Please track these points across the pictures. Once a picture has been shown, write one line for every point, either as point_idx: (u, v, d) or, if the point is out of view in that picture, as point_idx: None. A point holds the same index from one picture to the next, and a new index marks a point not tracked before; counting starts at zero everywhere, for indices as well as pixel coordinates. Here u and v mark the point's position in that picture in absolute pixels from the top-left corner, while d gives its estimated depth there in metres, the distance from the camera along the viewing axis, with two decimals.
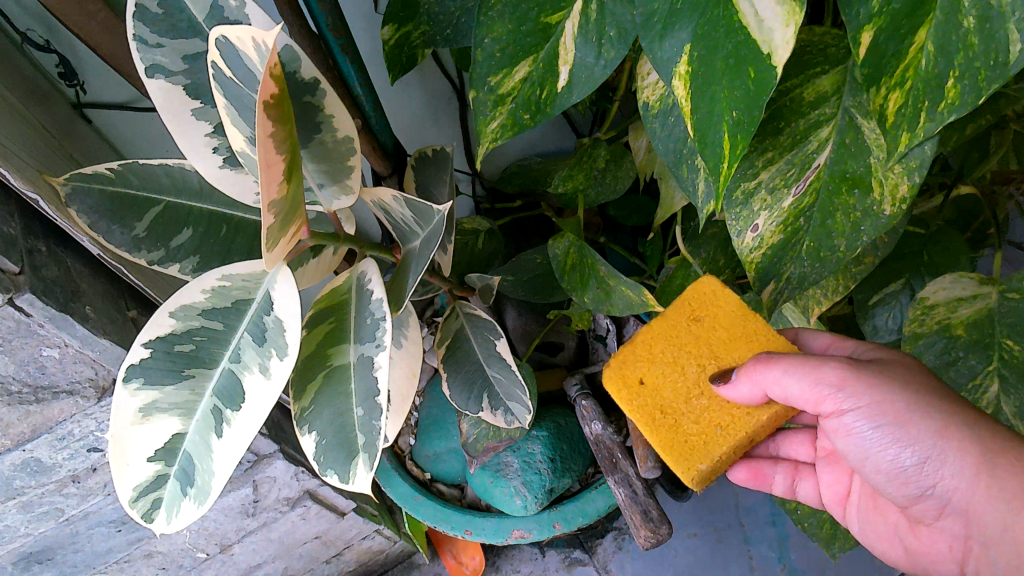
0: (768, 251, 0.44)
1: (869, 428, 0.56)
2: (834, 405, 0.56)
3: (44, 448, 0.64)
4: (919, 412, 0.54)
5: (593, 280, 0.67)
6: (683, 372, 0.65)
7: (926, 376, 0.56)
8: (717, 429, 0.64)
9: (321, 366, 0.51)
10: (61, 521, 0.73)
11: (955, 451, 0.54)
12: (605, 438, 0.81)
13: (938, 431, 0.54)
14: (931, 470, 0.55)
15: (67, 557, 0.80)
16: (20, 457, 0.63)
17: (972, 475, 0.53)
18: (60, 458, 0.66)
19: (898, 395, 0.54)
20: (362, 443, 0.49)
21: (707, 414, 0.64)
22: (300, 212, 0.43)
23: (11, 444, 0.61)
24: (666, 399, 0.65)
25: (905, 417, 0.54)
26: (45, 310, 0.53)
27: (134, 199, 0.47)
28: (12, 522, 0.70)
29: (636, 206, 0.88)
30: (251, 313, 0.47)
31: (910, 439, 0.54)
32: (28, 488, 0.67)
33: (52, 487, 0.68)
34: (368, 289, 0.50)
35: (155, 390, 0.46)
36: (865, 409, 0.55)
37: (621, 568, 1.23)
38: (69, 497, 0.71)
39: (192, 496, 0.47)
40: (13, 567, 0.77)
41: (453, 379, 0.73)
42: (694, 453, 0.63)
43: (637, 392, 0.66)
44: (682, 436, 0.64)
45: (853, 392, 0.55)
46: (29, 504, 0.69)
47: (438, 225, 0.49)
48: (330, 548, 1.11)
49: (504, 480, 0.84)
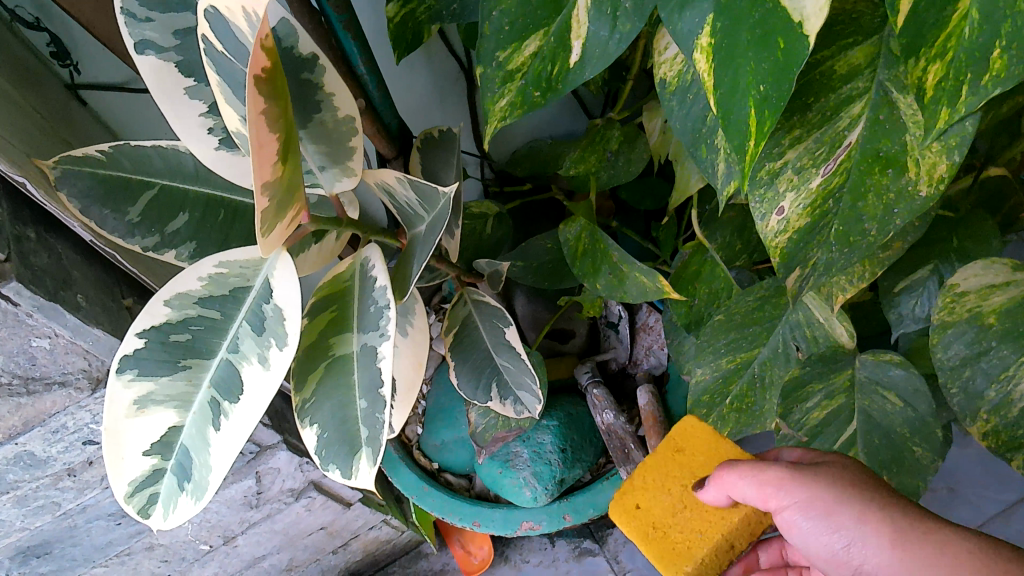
0: (793, 235, 0.41)
1: (803, 521, 0.53)
2: (776, 502, 0.54)
3: (37, 441, 0.62)
4: (844, 500, 0.52)
5: (605, 266, 0.64)
6: (668, 491, 0.63)
7: (862, 476, 0.54)
8: (698, 536, 0.61)
9: (327, 356, 0.49)
10: (58, 515, 0.72)
11: (875, 535, 0.50)
12: (617, 428, 0.80)
13: (860, 517, 0.51)
14: (857, 560, 0.51)
15: (66, 551, 0.78)
16: (13, 450, 0.62)
17: (892, 564, 0.49)
18: (55, 451, 0.64)
19: (825, 489, 0.53)
20: (365, 437, 0.46)
21: (691, 523, 0.61)
22: (297, 196, 0.41)
23: (3, 437, 0.60)
24: (656, 516, 0.63)
25: (831, 506, 0.52)
26: (33, 299, 0.51)
27: (126, 182, 0.47)
28: (8, 516, 0.69)
29: (649, 189, 0.85)
30: (249, 302, 0.46)
31: (835, 525, 0.52)
32: (23, 481, 0.66)
33: (47, 481, 0.67)
34: (372, 277, 0.48)
35: (150, 381, 0.44)
36: (799, 506, 0.53)
37: (632, 559, 1.17)
38: (65, 491, 0.69)
39: (189, 492, 0.45)
40: (11, 561, 0.76)
41: (461, 368, 0.71)
42: (680, 557, 0.60)
43: (632, 516, 0.63)
44: (670, 543, 0.61)
45: (788, 491, 0.54)
46: (24, 498, 0.67)
47: (444, 209, 0.46)
48: (336, 539, 1.09)
49: (513, 471, 0.82)
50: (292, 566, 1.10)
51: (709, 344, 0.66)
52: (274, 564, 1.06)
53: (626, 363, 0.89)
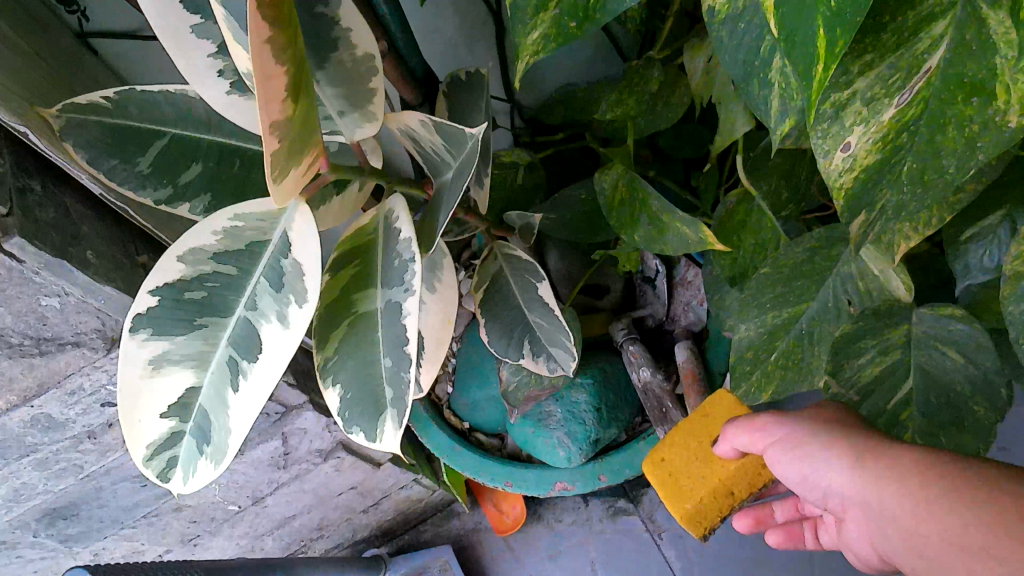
0: (860, 176, 0.37)
1: (787, 455, 0.55)
2: (766, 444, 0.57)
3: (54, 403, 0.61)
4: (818, 431, 0.53)
5: (644, 216, 0.60)
6: (687, 445, 0.70)
7: (846, 419, 0.55)
8: (702, 480, 0.69)
9: (350, 313, 0.46)
10: (82, 477, 0.71)
11: (843, 453, 0.50)
12: (653, 386, 0.77)
13: (830, 441, 0.51)
14: (826, 480, 0.51)
15: (92, 513, 0.77)
16: (29, 413, 0.60)
17: (857, 478, 0.48)
18: (73, 413, 0.63)
19: (804, 423, 0.54)
20: (390, 398, 0.43)
21: (701, 471, 0.69)
22: (313, 140, 0.37)
23: (18, 399, 0.58)
24: (673, 464, 0.71)
25: (805, 437, 0.53)
26: (38, 256, 0.49)
27: (134, 130, 0.44)
28: (31, 479, 0.68)
29: (688, 136, 0.80)
30: (268, 257, 0.43)
31: (810, 453, 0.52)
32: (43, 444, 0.64)
33: (68, 444, 0.66)
34: (396, 228, 0.45)
35: (165, 341, 0.42)
36: (783, 441, 0.55)
37: (667, 518, 1.14)
38: (88, 453, 0.68)
39: (209, 455, 0.43)
40: (38, 523, 0.75)
41: (492, 326, 0.68)
42: (681, 496, 0.69)
43: (657, 464, 0.71)
44: (677, 485, 0.70)
45: (775, 428, 0.56)
46: (46, 461, 0.66)
47: (471, 153, 0.43)
48: (367, 498, 1.09)
49: (547, 430, 0.80)
50: (323, 524, 1.10)
51: (754, 300, 0.61)
52: (305, 523, 1.06)
53: (663, 319, 0.85)
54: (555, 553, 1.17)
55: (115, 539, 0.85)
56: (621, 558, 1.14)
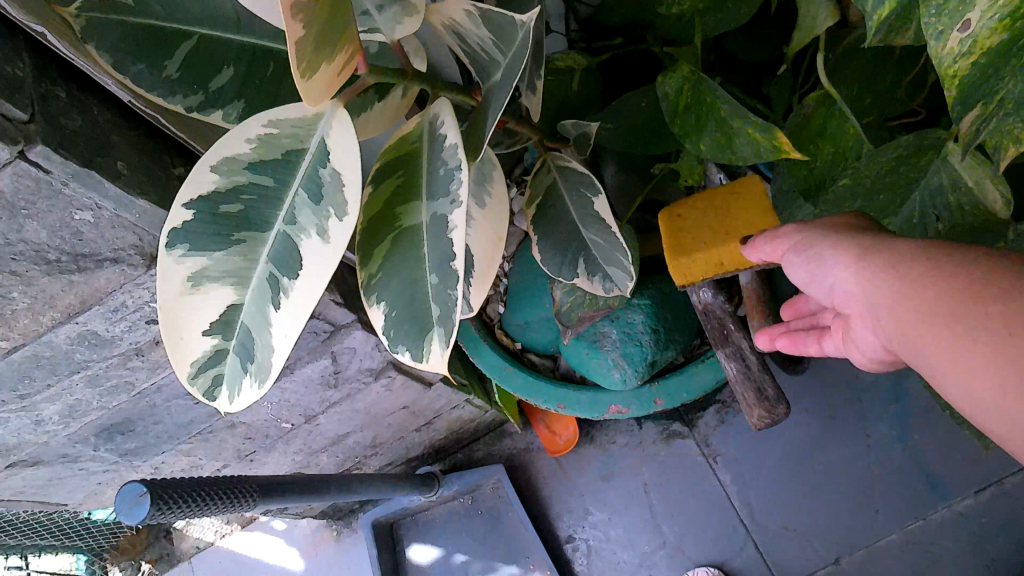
0: (979, 60, 0.31)
1: (798, 263, 0.51)
2: (782, 251, 0.53)
3: (98, 320, 0.61)
4: (825, 232, 0.48)
5: (712, 122, 0.55)
6: (702, 219, 0.69)
7: (858, 217, 0.49)
8: (704, 249, 0.68)
9: (394, 228, 0.43)
10: (135, 393, 0.72)
11: (837, 253, 0.46)
12: (715, 308, 0.72)
13: (835, 238, 0.47)
14: (831, 281, 0.47)
15: (148, 428, 0.79)
16: (76, 330, 0.60)
17: (856, 281, 0.44)
18: (119, 331, 0.63)
19: (815, 226, 0.49)
20: (437, 316, 0.41)
21: (706, 240, 0.68)
22: (348, 34, 0.34)
23: (63, 316, 0.58)
24: (682, 227, 0.70)
25: (814, 239, 0.49)
26: (65, 166, 0.48)
27: (160, 31, 0.41)
28: (85, 395, 0.69)
29: (760, 37, 0.73)
30: (306, 167, 0.41)
31: (816, 253, 0.48)
32: (92, 361, 0.65)
33: (117, 361, 0.66)
34: (441, 135, 0.41)
35: (203, 257, 0.40)
36: (796, 247, 0.51)
37: (724, 443, 1.11)
38: (137, 370, 0.69)
39: (252, 375, 0.42)
40: (97, 438, 0.77)
41: (545, 243, 0.65)
42: (676, 249, 0.70)
43: (671, 216, 0.71)
44: (680, 241, 0.70)
45: (788, 236, 0.52)
46: (97, 377, 0.67)
47: (523, 48, 0.38)
48: (419, 417, 1.10)
49: (601, 352, 0.77)
50: (376, 442, 1.12)
51: (828, 217, 0.57)
52: (358, 441, 1.08)
53: None
54: (608, 474, 1.17)
55: (173, 454, 0.87)
56: (673, 481, 1.13)
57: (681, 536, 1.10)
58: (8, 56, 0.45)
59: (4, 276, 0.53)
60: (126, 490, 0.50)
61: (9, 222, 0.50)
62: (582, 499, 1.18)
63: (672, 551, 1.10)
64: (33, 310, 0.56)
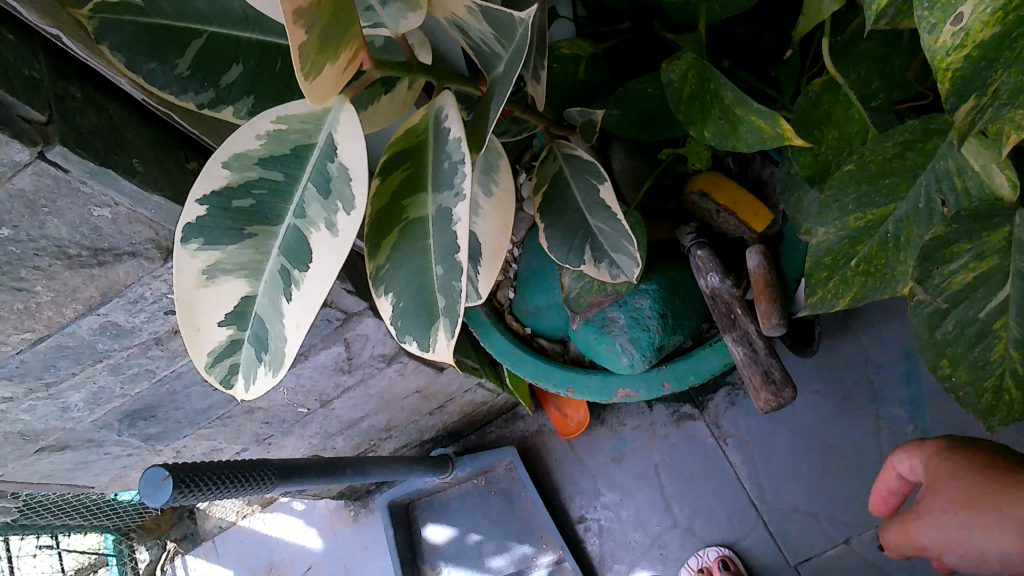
0: (973, 53, 0.31)
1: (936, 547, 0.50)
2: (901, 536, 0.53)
3: (118, 311, 0.63)
4: (941, 485, 0.50)
5: (717, 110, 0.55)
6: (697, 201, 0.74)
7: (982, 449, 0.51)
8: None
9: (400, 221, 0.44)
10: (155, 381, 0.74)
11: (977, 518, 0.45)
12: (722, 292, 0.73)
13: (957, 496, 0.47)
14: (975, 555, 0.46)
15: (169, 414, 0.81)
16: (97, 321, 0.62)
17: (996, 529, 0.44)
18: (138, 321, 0.65)
19: (948, 475, 0.50)
20: (442, 306, 0.42)
21: None
22: (350, 33, 0.35)
23: (84, 308, 0.60)
24: None
25: (935, 496, 0.49)
26: (83, 165, 0.50)
27: (170, 29, 0.42)
28: (108, 383, 0.71)
29: (768, 21, 0.72)
30: (314, 161, 0.42)
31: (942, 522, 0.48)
32: (114, 351, 0.67)
33: (137, 350, 0.68)
34: (445, 128, 0.42)
35: (217, 251, 0.42)
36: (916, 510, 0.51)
37: (735, 425, 1.11)
38: (157, 358, 0.71)
39: (267, 363, 0.43)
40: (121, 423, 0.79)
41: (552, 232, 0.66)
42: None
43: None
44: None
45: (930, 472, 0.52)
46: (119, 366, 0.69)
47: (522, 43, 0.39)
48: (432, 401, 1.12)
49: (609, 336, 0.78)
50: (391, 425, 1.14)
51: (834, 201, 0.54)
52: (373, 424, 1.10)
53: None
54: (619, 456, 1.19)
55: (194, 438, 0.89)
56: (684, 463, 1.14)
57: (692, 517, 1.12)
58: (24, 58, 0.47)
59: (28, 271, 0.55)
60: (148, 474, 0.52)
61: (31, 219, 0.51)
62: (593, 480, 1.20)
63: (683, 532, 1.12)
64: (56, 303, 0.58)
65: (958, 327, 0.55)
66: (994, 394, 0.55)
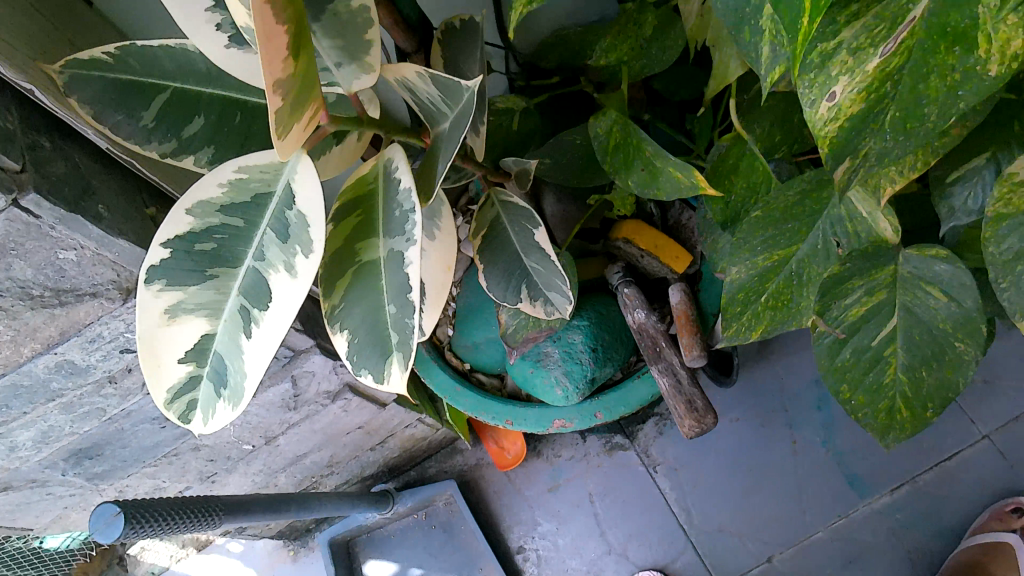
0: (845, 125, 0.35)
1: None
2: None
3: (76, 350, 0.63)
4: None
5: (638, 161, 0.62)
6: None
7: None
8: None
9: (353, 263, 0.48)
10: (105, 419, 0.74)
11: None
12: (649, 326, 0.79)
13: None
14: None
15: (116, 453, 0.81)
16: (53, 360, 0.63)
17: None
18: (94, 360, 0.66)
19: None
20: (395, 342, 0.45)
21: None
22: (313, 93, 0.38)
23: (43, 347, 0.61)
24: None
25: None
26: (53, 211, 0.52)
27: (137, 84, 0.45)
28: (58, 422, 0.71)
29: (684, 78, 0.80)
30: (273, 208, 0.45)
31: None
32: (67, 389, 0.67)
33: (90, 388, 0.69)
34: (396, 179, 0.46)
35: (179, 291, 0.44)
36: None
37: (663, 452, 1.17)
38: (109, 397, 0.71)
39: (226, 398, 0.46)
40: (66, 463, 0.78)
41: (491, 271, 0.70)
42: None
43: None
44: None
45: None
46: (70, 405, 0.69)
47: (467, 105, 0.44)
48: (374, 436, 1.13)
49: (544, 370, 0.83)
50: (333, 461, 1.14)
51: (745, 243, 0.61)
52: (316, 461, 1.10)
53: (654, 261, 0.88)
54: (555, 486, 1.22)
55: (138, 477, 0.88)
56: (617, 490, 1.19)
57: (626, 542, 1.16)
58: None
59: None
60: (98, 511, 0.52)
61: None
62: (531, 510, 1.23)
63: (619, 557, 1.16)
64: (15, 342, 0.59)
65: (855, 355, 0.62)
66: (889, 413, 0.61)
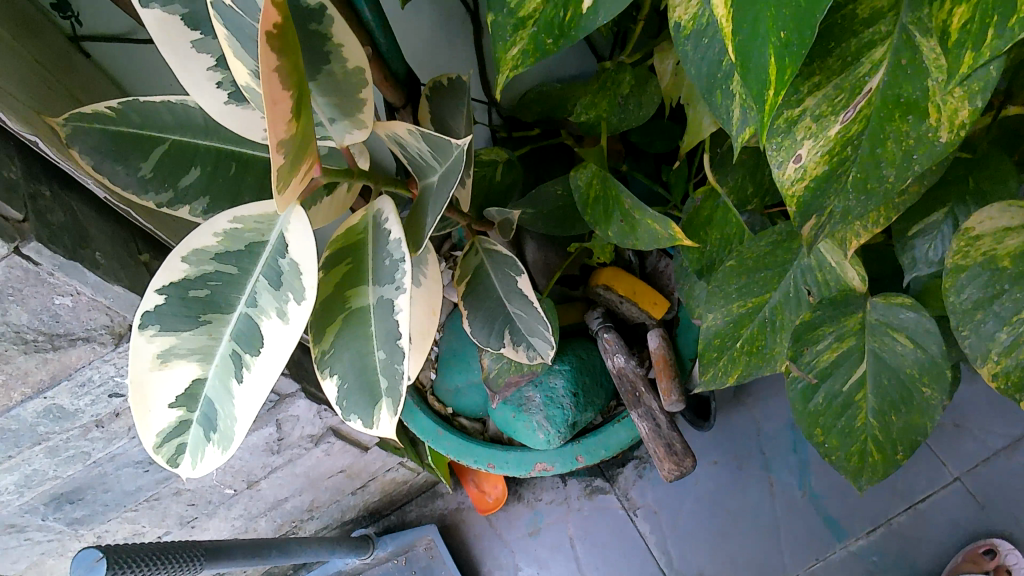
0: (811, 183, 0.37)
1: None
2: None
3: (65, 394, 0.64)
4: None
5: (617, 213, 0.64)
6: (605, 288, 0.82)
7: None
8: None
9: (343, 309, 0.49)
10: (89, 463, 0.73)
11: None
12: (628, 371, 0.81)
13: None
14: None
15: (97, 497, 0.80)
16: (43, 404, 0.63)
17: None
18: (82, 404, 0.66)
19: None
20: (384, 387, 0.47)
21: None
22: (310, 149, 0.40)
23: (32, 392, 0.61)
24: None
25: None
26: (54, 258, 0.53)
27: (137, 137, 0.47)
28: (42, 465, 0.70)
29: (660, 132, 0.83)
30: (266, 256, 0.46)
31: None
32: (54, 433, 0.67)
33: (77, 433, 0.69)
34: (386, 230, 0.48)
35: (172, 336, 0.45)
36: None
37: (642, 495, 1.18)
38: (95, 441, 0.71)
39: (215, 442, 0.46)
40: (46, 507, 0.78)
41: (475, 317, 0.71)
42: None
43: None
44: None
45: None
46: (56, 449, 0.69)
47: (456, 161, 0.46)
48: (355, 480, 1.13)
49: (527, 415, 0.84)
50: (314, 506, 1.13)
51: (721, 290, 0.63)
52: (297, 505, 1.09)
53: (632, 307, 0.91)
54: (535, 530, 1.22)
55: (117, 522, 0.87)
56: (597, 534, 1.18)
57: None
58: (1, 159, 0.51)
59: None
60: (81, 556, 0.53)
61: None
62: (512, 554, 1.22)
63: None
64: (5, 386, 0.59)
65: (827, 399, 0.63)
66: (860, 456, 0.62)
